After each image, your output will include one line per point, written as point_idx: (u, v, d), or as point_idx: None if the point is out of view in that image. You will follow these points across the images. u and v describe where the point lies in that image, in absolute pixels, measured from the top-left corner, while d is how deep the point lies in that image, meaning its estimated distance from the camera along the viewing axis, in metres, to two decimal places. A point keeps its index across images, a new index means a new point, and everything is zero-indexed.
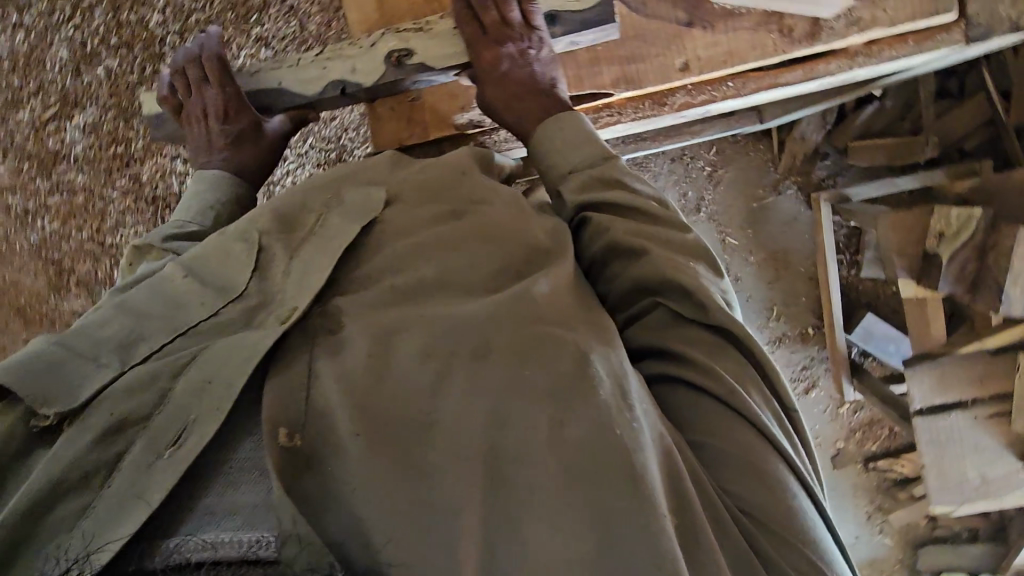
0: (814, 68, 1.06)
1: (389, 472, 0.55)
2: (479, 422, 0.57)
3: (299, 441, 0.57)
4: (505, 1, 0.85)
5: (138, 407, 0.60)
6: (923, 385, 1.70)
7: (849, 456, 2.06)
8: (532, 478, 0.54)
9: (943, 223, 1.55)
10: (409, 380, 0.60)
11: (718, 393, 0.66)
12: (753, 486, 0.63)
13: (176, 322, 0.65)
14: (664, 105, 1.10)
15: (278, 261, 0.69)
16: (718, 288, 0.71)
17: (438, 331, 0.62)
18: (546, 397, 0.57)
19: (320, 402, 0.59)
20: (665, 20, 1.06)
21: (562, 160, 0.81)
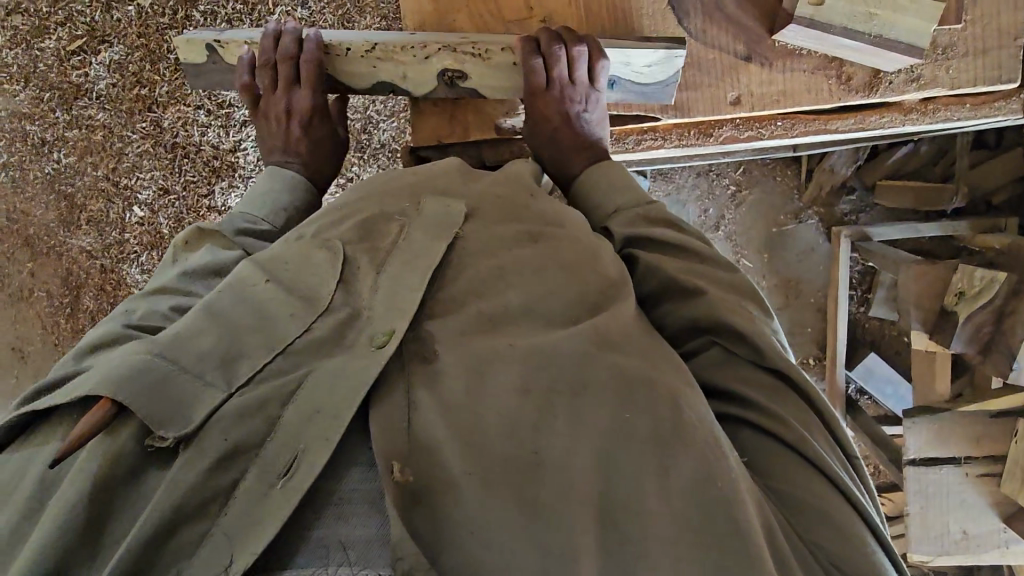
0: (867, 120, 1.05)
1: (488, 515, 0.47)
2: (576, 464, 0.49)
3: (410, 476, 0.49)
4: (574, 60, 0.86)
5: (247, 437, 0.51)
6: (921, 435, 1.69)
7: None
8: (646, 532, 0.47)
9: (966, 281, 1.54)
10: (501, 411, 0.52)
11: (788, 438, 0.59)
12: (849, 555, 0.54)
13: (273, 335, 0.56)
14: (709, 136, 1.06)
15: (365, 274, 0.60)
16: (771, 331, 0.66)
17: (528, 356, 0.55)
18: (650, 442, 0.51)
19: (433, 443, 0.50)
20: (722, 49, 1.01)
21: (608, 198, 0.80)
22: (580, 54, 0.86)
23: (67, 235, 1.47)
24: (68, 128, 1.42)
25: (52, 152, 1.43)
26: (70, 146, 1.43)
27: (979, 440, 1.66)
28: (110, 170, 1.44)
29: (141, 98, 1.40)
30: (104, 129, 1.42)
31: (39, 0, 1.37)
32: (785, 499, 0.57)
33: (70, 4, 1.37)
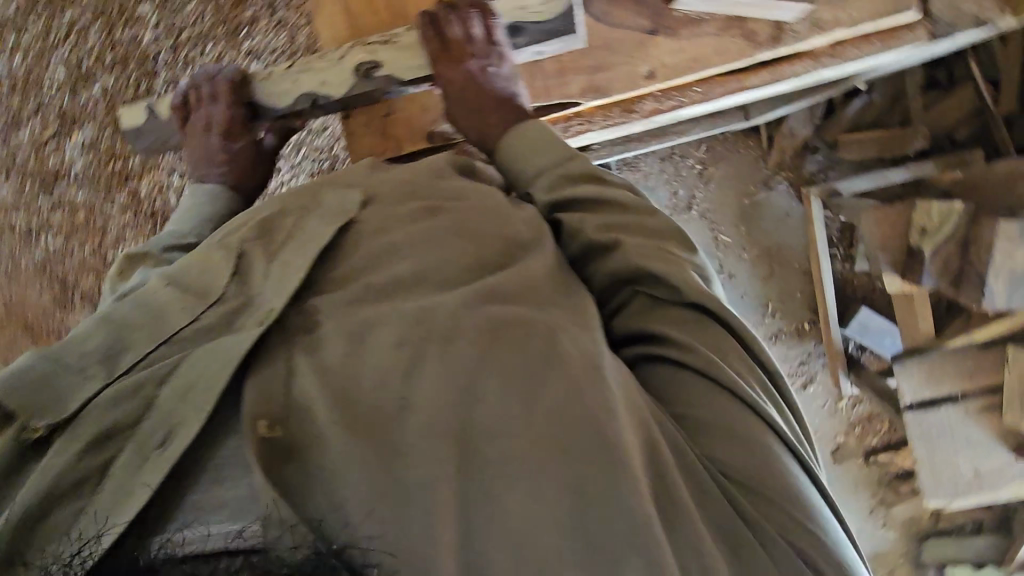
0: (780, 70, 1.05)
1: (354, 473, 0.46)
2: (447, 415, 0.48)
3: (280, 431, 0.49)
4: (466, 18, 0.82)
5: (128, 414, 0.52)
6: (912, 378, 1.72)
7: (849, 451, 1.93)
8: (511, 475, 0.46)
9: (925, 219, 1.54)
10: (378, 370, 0.51)
11: (695, 365, 0.57)
12: (757, 481, 0.51)
13: (156, 329, 0.56)
14: (632, 112, 1.10)
15: (255, 265, 0.61)
16: (696, 268, 0.62)
17: (413, 318, 0.54)
18: (522, 385, 0.50)
19: (302, 408, 0.50)
20: (631, 28, 1.07)
21: (530, 162, 0.73)
22: (470, 14, 0.82)
23: (63, 314, 1.47)
24: (52, 212, 1.44)
25: (40, 238, 1.45)
26: (57, 230, 1.45)
27: (970, 373, 1.67)
28: (97, 246, 1.46)
29: (118, 172, 1.43)
30: (87, 207, 1.44)
31: (9, 97, 1.40)
32: (688, 421, 0.55)
33: (39, 94, 1.39)
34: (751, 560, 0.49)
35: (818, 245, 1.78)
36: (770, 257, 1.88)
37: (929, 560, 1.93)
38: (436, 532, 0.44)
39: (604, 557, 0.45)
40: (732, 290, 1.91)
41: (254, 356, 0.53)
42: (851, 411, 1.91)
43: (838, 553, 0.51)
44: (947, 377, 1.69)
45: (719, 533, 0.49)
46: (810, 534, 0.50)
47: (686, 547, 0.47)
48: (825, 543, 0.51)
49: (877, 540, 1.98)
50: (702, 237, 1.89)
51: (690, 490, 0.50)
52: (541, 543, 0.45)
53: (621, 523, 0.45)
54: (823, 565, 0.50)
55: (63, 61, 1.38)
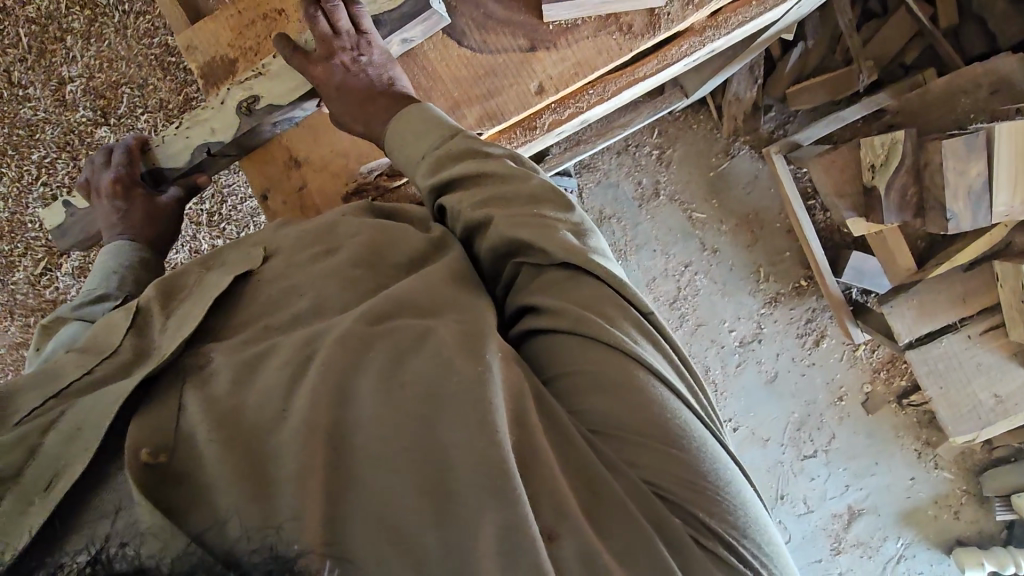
0: (668, 56, 1.01)
1: (224, 493, 0.42)
2: (311, 413, 0.45)
3: (167, 458, 0.44)
4: (332, 9, 0.78)
5: (4, 467, 0.44)
6: (906, 318, 1.67)
7: (880, 398, 1.85)
8: (371, 469, 0.44)
9: (872, 154, 1.50)
10: (261, 390, 0.48)
11: (567, 326, 0.58)
12: (632, 427, 0.52)
13: (54, 381, 0.51)
14: (534, 129, 1.01)
15: (155, 319, 0.56)
16: (566, 224, 0.63)
17: (300, 338, 0.52)
18: (389, 374, 0.48)
19: (188, 432, 0.46)
20: (509, 51, 0.98)
21: (409, 149, 0.74)
22: (335, 4, 0.78)
23: None
24: None
25: None
26: None
27: (966, 298, 1.64)
28: None
29: None
30: None
31: None
32: (570, 381, 0.56)
33: (24, 234, 1.41)
34: (621, 518, 0.48)
35: (791, 202, 1.72)
36: (749, 223, 1.83)
37: (992, 494, 1.82)
38: (294, 531, 0.41)
39: (464, 545, 0.42)
40: (719, 265, 1.83)
41: (144, 401, 0.48)
42: (870, 356, 1.85)
43: (716, 493, 0.51)
44: (941, 311, 1.66)
45: (585, 499, 0.48)
46: (684, 482, 0.51)
47: (556, 515, 0.46)
48: (706, 493, 0.51)
49: (933, 484, 1.88)
50: (676, 220, 1.82)
51: (560, 458, 0.50)
52: (398, 535, 0.42)
53: (486, 489, 0.43)
54: (693, 516, 0.50)
55: (41, 200, 1.40)
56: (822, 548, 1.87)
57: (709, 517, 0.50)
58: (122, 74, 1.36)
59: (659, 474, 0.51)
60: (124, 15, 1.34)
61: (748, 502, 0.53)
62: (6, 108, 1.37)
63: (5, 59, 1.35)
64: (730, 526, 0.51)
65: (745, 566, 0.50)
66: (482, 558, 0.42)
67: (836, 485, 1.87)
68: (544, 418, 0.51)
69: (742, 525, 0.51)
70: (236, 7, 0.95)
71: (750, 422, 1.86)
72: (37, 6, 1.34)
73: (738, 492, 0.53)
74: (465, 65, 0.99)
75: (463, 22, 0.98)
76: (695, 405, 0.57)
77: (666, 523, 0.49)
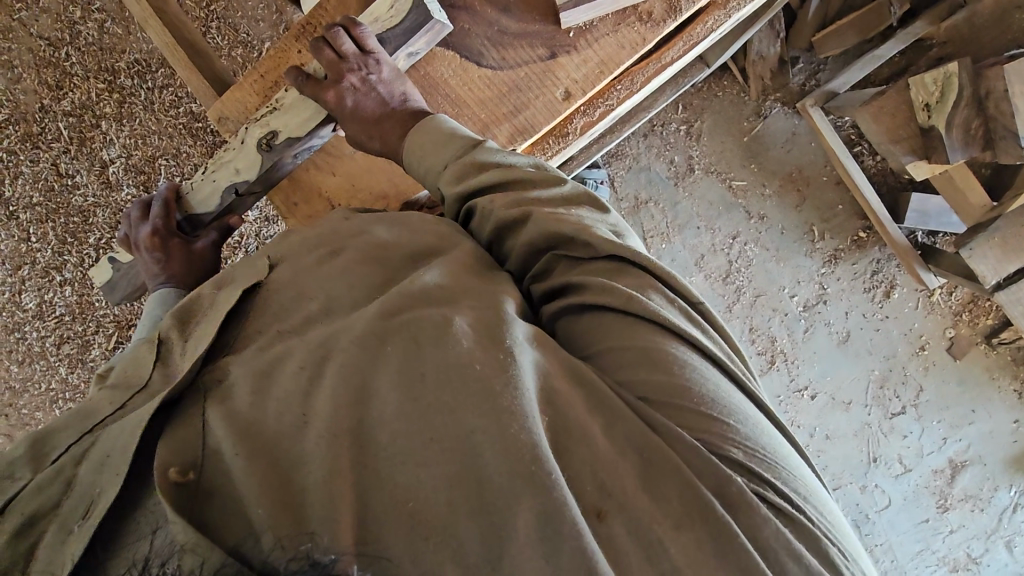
0: (693, 34, 0.95)
1: (257, 504, 0.42)
2: (333, 417, 0.45)
3: (195, 474, 0.44)
4: (333, 36, 0.78)
5: (44, 502, 0.48)
6: (988, 259, 1.48)
7: (967, 342, 1.72)
8: (398, 466, 0.43)
9: (923, 93, 1.38)
10: (282, 403, 0.48)
11: (613, 303, 0.54)
12: (685, 397, 0.49)
13: (88, 418, 0.54)
14: (566, 135, 0.95)
15: (176, 348, 0.58)
16: (602, 224, 0.60)
17: (312, 342, 0.52)
18: (408, 368, 0.47)
19: (213, 449, 0.46)
20: (530, 63, 0.91)
21: (429, 159, 0.71)
22: (337, 32, 0.79)
23: None
24: None
25: None
26: None
27: None
28: None
29: None
30: None
31: (73, 324, 1.50)
32: (619, 361, 0.52)
33: (94, 313, 1.50)
34: (674, 484, 0.44)
35: (838, 154, 1.61)
36: (794, 181, 1.73)
37: None
38: (326, 536, 0.40)
39: (503, 531, 0.40)
40: (768, 230, 1.73)
41: (168, 423, 0.50)
42: (948, 300, 1.72)
43: (773, 460, 0.48)
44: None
45: (639, 471, 0.44)
46: (742, 448, 0.47)
47: (599, 490, 0.43)
48: (766, 461, 0.47)
49: None
50: (716, 192, 1.72)
51: (603, 431, 0.46)
52: (431, 529, 0.40)
53: (517, 473, 0.41)
54: (754, 474, 0.46)
55: None
56: (927, 507, 1.72)
57: (776, 481, 0.46)
58: (156, 147, 1.44)
59: (722, 443, 0.47)
60: (149, 91, 1.43)
61: (807, 476, 0.50)
62: (59, 200, 1.46)
63: (50, 153, 1.44)
64: (795, 492, 0.47)
65: (813, 526, 0.45)
66: (522, 544, 0.39)
67: (932, 440, 1.73)
68: (588, 391, 0.48)
69: (802, 491, 0.47)
70: (259, 69, 0.93)
71: (829, 388, 1.73)
72: (71, 99, 1.43)
73: (792, 462, 0.49)
74: (486, 84, 0.92)
75: (479, 43, 0.91)
76: (745, 381, 0.53)
77: (728, 484, 0.44)
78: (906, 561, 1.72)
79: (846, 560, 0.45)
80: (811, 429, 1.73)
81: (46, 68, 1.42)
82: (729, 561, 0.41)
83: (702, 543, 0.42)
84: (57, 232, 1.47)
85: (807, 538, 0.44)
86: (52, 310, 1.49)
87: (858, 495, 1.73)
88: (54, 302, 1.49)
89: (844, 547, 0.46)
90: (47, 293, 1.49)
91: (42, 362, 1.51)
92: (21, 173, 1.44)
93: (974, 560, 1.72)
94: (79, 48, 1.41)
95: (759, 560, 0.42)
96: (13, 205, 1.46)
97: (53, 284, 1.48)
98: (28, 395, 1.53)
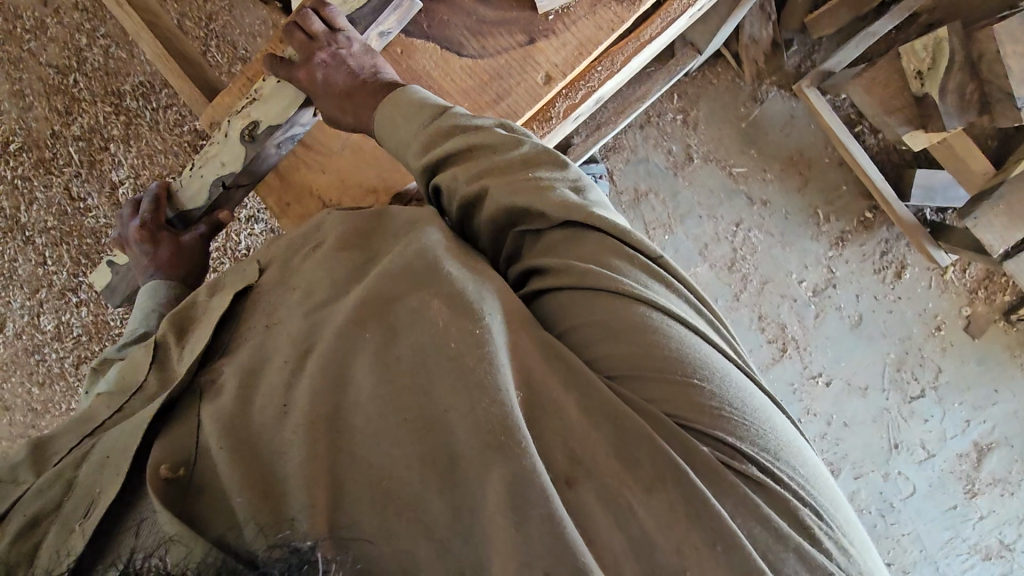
0: (670, 10, 0.96)
1: (238, 496, 0.43)
2: (311, 405, 0.46)
3: (185, 471, 0.46)
4: (303, 19, 0.80)
5: (46, 503, 0.49)
6: (993, 227, 1.45)
7: (984, 319, 1.70)
8: (372, 449, 0.44)
9: (915, 61, 1.37)
10: (267, 395, 0.49)
11: (570, 281, 0.54)
12: (651, 365, 0.49)
13: (89, 425, 0.55)
14: (550, 120, 0.94)
15: (174, 352, 0.58)
16: (563, 185, 0.59)
17: (297, 336, 0.52)
18: (383, 353, 0.48)
19: (203, 446, 0.47)
20: (509, 50, 0.91)
21: (401, 133, 0.71)
22: (307, 14, 0.80)
23: None
24: None
25: None
26: None
27: None
28: None
29: None
30: None
31: (90, 343, 1.50)
32: (584, 335, 0.52)
33: (108, 331, 1.50)
34: (647, 450, 0.44)
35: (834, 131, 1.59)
36: (795, 164, 1.71)
37: None
38: (304, 522, 0.41)
39: (473, 499, 0.41)
40: (773, 215, 1.71)
41: (165, 426, 0.50)
42: (962, 277, 1.70)
43: (742, 421, 0.47)
44: None
45: (612, 439, 0.45)
46: (708, 412, 0.47)
47: (570, 460, 0.44)
48: (733, 420, 0.47)
49: None
50: (716, 180, 1.71)
51: (578, 404, 0.46)
52: (402, 506, 0.42)
53: (484, 451, 0.42)
54: (720, 441, 0.46)
55: None
56: (955, 493, 1.69)
57: (740, 443, 0.46)
58: (162, 166, 1.46)
59: (689, 412, 0.47)
60: (154, 112, 1.45)
61: (783, 433, 0.49)
62: (72, 223, 1.48)
63: (62, 178, 1.47)
64: (763, 450, 0.46)
65: (783, 489, 0.45)
66: (491, 513, 0.40)
67: (955, 423, 1.70)
68: (562, 367, 0.48)
69: (774, 450, 0.47)
70: (247, 73, 0.95)
71: (844, 373, 1.70)
72: (80, 123, 1.45)
73: (767, 419, 0.48)
74: (467, 74, 0.91)
75: (459, 33, 0.92)
76: (715, 339, 0.52)
77: (694, 450, 0.45)
78: (937, 550, 1.69)
79: (820, 519, 0.45)
80: (829, 417, 1.70)
81: (54, 94, 1.45)
82: (700, 523, 0.42)
83: (673, 505, 0.42)
84: (71, 253, 1.49)
85: (777, 501, 0.45)
86: (69, 331, 1.50)
87: (881, 483, 1.69)
88: (71, 323, 1.50)
89: (817, 503, 0.46)
90: (64, 314, 1.50)
91: (61, 383, 1.51)
92: (35, 199, 1.47)
93: (1007, 546, 1.69)
94: (85, 73, 1.44)
95: (732, 525, 0.42)
96: (28, 229, 1.48)
97: (69, 304, 1.49)
98: (49, 417, 1.53)
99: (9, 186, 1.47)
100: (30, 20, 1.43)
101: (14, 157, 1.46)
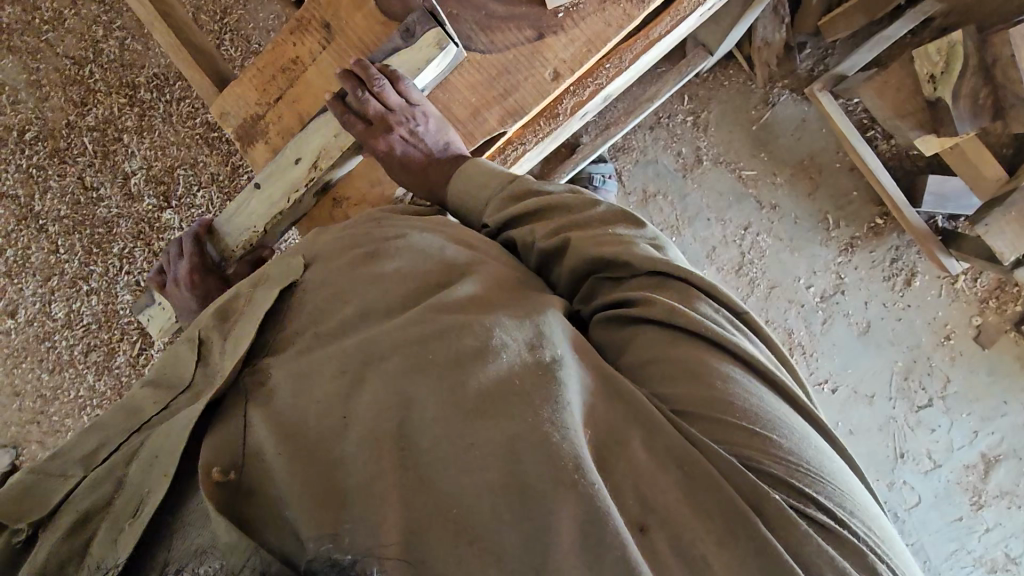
0: (680, 8, 0.93)
1: (289, 511, 0.44)
2: (377, 421, 0.46)
3: (236, 475, 0.46)
4: (380, 91, 0.78)
5: (97, 499, 0.50)
6: (1004, 234, 1.44)
7: (995, 328, 1.69)
8: (441, 471, 0.44)
9: (927, 64, 1.36)
10: (325, 405, 0.49)
11: (653, 316, 0.55)
12: (719, 409, 0.49)
13: (134, 420, 0.55)
14: (557, 116, 0.93)
15: (216, 345, 0.58)
16: (644, 240, 0.61)
17: (354, 345, 0.53)
18: (451, 375, 0.48)
19: (254, 451, 0.47)
20: (517, 46, 0.89)
21: (477, 198, 0.75)
22: (383, 85, 0.78)
23: None
24: None
25: None
26: None
27: None
28: None
29: None
30: None
31: (98, 332, 1.49)
32: (653, 375, 0.53)
33: (117, 322, 1.49)
34: (709, 478, 0.45)
35: (849, 138, 1.57)
36: (807, 170, 1.70)
37: None
38: (370, 535, 0.42)
39: (545, 541, 0.40)
40: (784, 219, 1.70)
41: (208, 426, 0.50)
42: (973, 286, 1.69)
43: (817, 474, 0.47)
44: None
45: (685, 485, 0.45)
46: (783, 463, 0.47)
47: (641, 505, 0.44)
48: (807, 471, 0.47)
49: None
50: (726, 183, 1.70)
51: (643, 443, 0.47)
52: (474, 534, 0.41)
53: (558, 483, 0.42)
54: (797, 491, 0.45)
55: (128, 286, 1.48)
56: (961, 505, 1.69)
57: (815, 495, 0.46)
58: (174, 158, 1.45)
59: (773, 462, 0.46)
60: (168, 104, 1.43)
61: (855, 491, 0.48)
62: (85, 213, 1.47)
63: (76, 168, 1.45)
64: (835, 502, 0.46)
65: (860, 543, 0.44)
66: (565, 552, 0.40)
67: (962, 434, 1.70)
68: (627, 411, 0.49)
69: (848, 506, 0.46)
70: (257, 65, 0.92)
71: (850, 380, 1.70)
72: (94, 113, 1.44)
73: (840, 475, 0.48)
74: (477, 69, 0.89)
75: (467, 27, 0.89)
76: (793, 389, 0.53)
77: (767, 500, 0.44)
78: (941, 561, 1.69)
79: None
80: (834, 424, 1.70)
81: (72, 85, 1.43)
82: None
83: (745, 559, 0.42)
84: (84, 243, 1.47)
85: (853, 554, 0.43)
86: (79, 319, 1.48)
87: (886, 492, 1.69)
88: (82, 311, 1.48)
89: (893, 563, 0.45)
90: (75, 303, 1.48)
91: (70, 370, 1.50)
92: (50, 188, 1.46)
93: (1012, 558, 1.69)
94: (101, 65, 1.42)
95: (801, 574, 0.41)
96: (42, 218, 1.47)
97: (80, 293, 1.48)
98: (59, 403, 1.51)
99: (25, 175, 1.46)
100: (49, 11, 1.41)
101: (29, 146, 1.45)
